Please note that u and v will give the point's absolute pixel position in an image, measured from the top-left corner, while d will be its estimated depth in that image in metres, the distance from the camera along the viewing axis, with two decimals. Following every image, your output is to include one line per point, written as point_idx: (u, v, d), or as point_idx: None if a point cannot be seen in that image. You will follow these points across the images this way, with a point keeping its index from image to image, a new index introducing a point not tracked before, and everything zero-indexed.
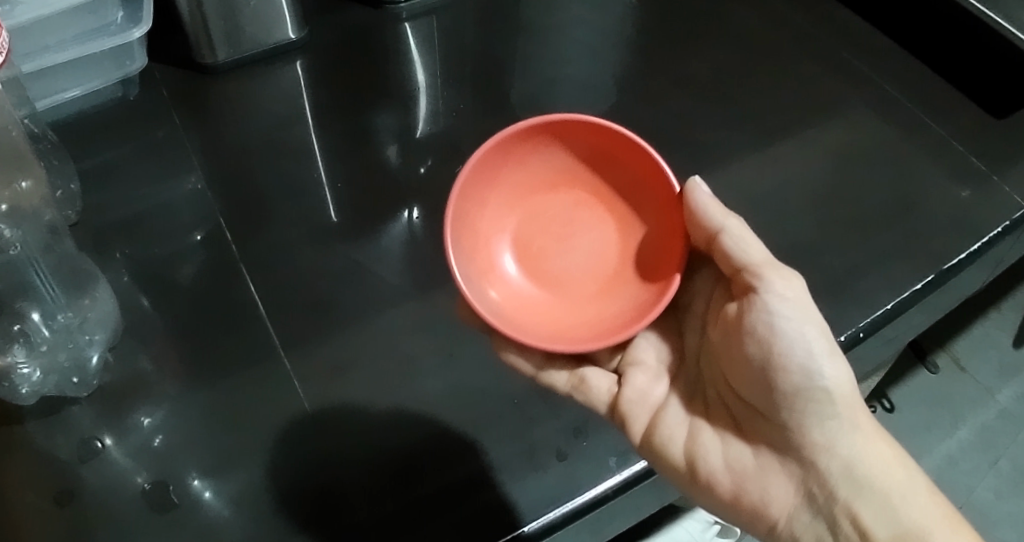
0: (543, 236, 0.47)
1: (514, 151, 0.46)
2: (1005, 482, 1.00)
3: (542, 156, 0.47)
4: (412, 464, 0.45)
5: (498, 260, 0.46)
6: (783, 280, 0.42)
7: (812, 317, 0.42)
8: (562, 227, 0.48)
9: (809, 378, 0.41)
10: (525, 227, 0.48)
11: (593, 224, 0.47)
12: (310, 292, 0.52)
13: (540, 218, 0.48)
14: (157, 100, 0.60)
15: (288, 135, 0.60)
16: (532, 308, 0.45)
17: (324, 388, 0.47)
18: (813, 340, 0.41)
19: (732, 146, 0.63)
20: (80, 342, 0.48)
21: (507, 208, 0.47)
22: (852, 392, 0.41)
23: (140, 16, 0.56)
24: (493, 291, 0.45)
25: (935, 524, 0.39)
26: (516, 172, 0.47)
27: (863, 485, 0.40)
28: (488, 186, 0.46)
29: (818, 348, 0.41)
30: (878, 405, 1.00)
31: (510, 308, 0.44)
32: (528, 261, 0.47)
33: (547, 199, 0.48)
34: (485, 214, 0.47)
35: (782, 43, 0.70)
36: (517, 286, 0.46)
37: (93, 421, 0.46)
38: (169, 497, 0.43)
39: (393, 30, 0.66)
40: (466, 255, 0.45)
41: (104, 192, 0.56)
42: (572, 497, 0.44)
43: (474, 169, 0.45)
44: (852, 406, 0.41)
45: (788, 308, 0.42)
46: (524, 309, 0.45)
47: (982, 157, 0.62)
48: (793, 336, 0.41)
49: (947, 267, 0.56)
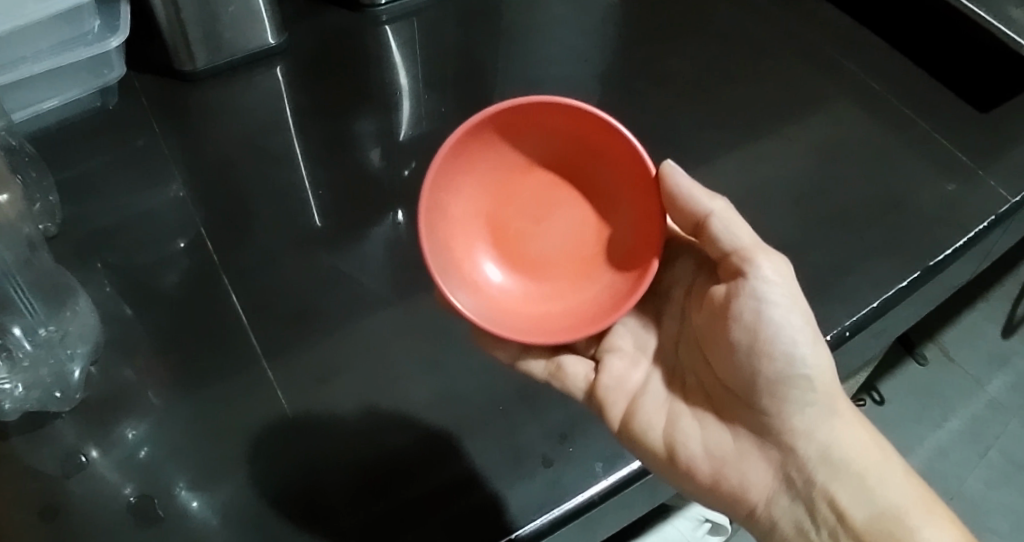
0: (519, 219, 0.47)
1: (489, 134, 0.45)
2: (998, 473, 1.00)
3: (518, 140, 0.46)
4: (397, 469, 0.44)
5: (474, 246, 0.46)
6: (771, 263, 0.42)
7: (798, 304, 0.42)
8: (539, 208, 0.47)
9: (791, 365, 0.41)
10: (501, 210, 0.47)
11: (569, 206, 0.47)
12: (294, 299, 0.51)
13: (516, 200, 0.47)
14: (137, 108, 0.60)
15: (269, 140, 0.59)
16: (508, 299, 0.45)
17: (307, 395, 0.47)
18: (798, 327, 0.41)
19: (716, 143, 0.63)
20: (61, 357, 0.48)
21: (482, 193, 0.47)
22: (832, 378, 0.42)
23: (117, 25, 0.56)
24: (470, 279, 0.45)
25: (912, 503, 0.39)
26: (491, 156, 0.46)
27: (840, 469, 0.40)
28: (464, 170, 0.45)
29: (802, 336, 0.41)
30: (868, 397, 1.02)
31: (486, 296, 0.45)
32: (503, 244, 0.47)
33: (523, 180, 0.47)
34: (461, 200, 0.46)
35: (765, 39, 0.70)
36: (493, 271, 0.46)
37: (78, 434, 0.46)
38: (156, 509, 0.43)
39: (374, 33, 0.66)
40: (439, 245, 0.44)
41: (85, 202, 0.56)
42: (558, 504, 0.44)
43: (449, 155, 0.44)
44: (832, 392, 0.41)
45: (775, 292, 0.42)
46: (499, 300, 0.45)
47: (967, 150, 0.63)
48: (779, 322, 0.41)
49: (933, 264, 0.56)
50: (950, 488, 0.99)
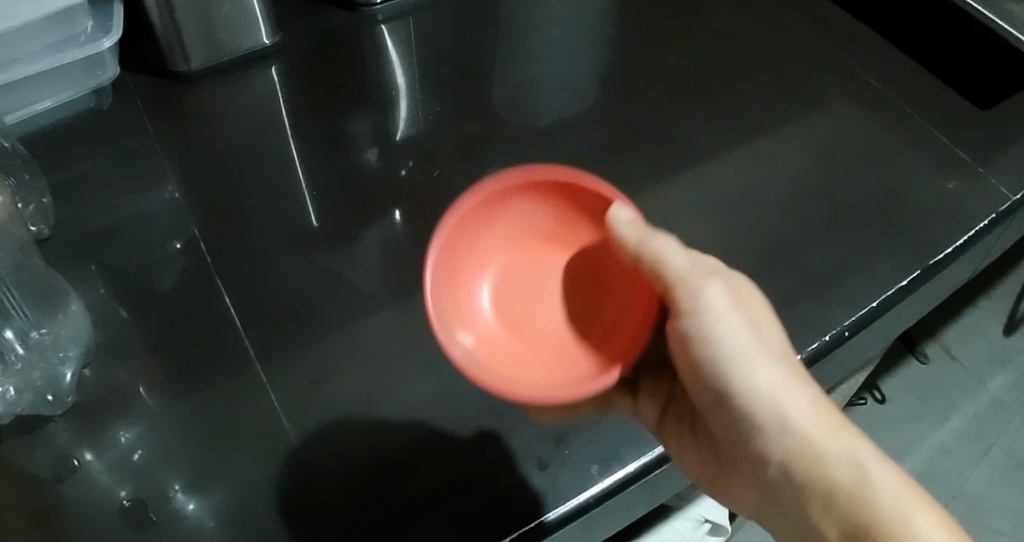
0: (517, 295, 0.44)
1: (479, 211, 0.43)
2: (1000, 471, 1.01)
3: (515, 205, 0.44)
4: (393, 471, 0.43)
5: (478, 318, 0.42)
6: (703, 286, 0.40)
7: (739, 323, 0.40)
8: (532, 285, 0.45)
9: (738, 386, 0.40)
10: (498, 287, 0.44)
11: (562, 277, 0.45)
12: (289, 301, 0.51)
13: (509, 277, 0.45)
14: (130, 109, 0.60)
15: (265, 141, 0.59)
16: (524, 362, 0.41)
17: (302, 400, 0.46)
18: (734, 348, 0.40)
19: (714, 141, 0.62)
20: (52, 360, 0.47)
21: (494, 264, 0.45)
22: (787, 390, 0.39)
23: (111, 26, 0.56)
24: (476, 347, 0.40)
25: (887, 514, 0.35)
26: (482, 235, 0.44)
27: (804, 482, 0.38)
28: (458, 248, 0.43)
29: (739, 356, 0.40)
30: (868, 396, 1.06)
31: (498, 362, 0.40)
32: (507, 316, 0.43)
33: (512, 257, 0.45)
34: (461, 276, 0.43)
35: (764, 36, 0.70)
36: (500, 341, 0.42)
37: (71, 437, 0.45)
38: (149, 514, 0.42)
39: (370, 32, 0.66)
40: (457, 317, 0.41)
41: (78, 204, 0.55)
42: (554, 506, 0.42)
43: (456, 227, 0.42)
44: (791, 404, 0.39)
45: (715, 318, 0.40)
46: (517, 364, 0.41)
47: (967, 147, 0.62)
48: (716, 346, 0.40)
49: (932, 263, 0.55)
50: (952, 488, 1.01)
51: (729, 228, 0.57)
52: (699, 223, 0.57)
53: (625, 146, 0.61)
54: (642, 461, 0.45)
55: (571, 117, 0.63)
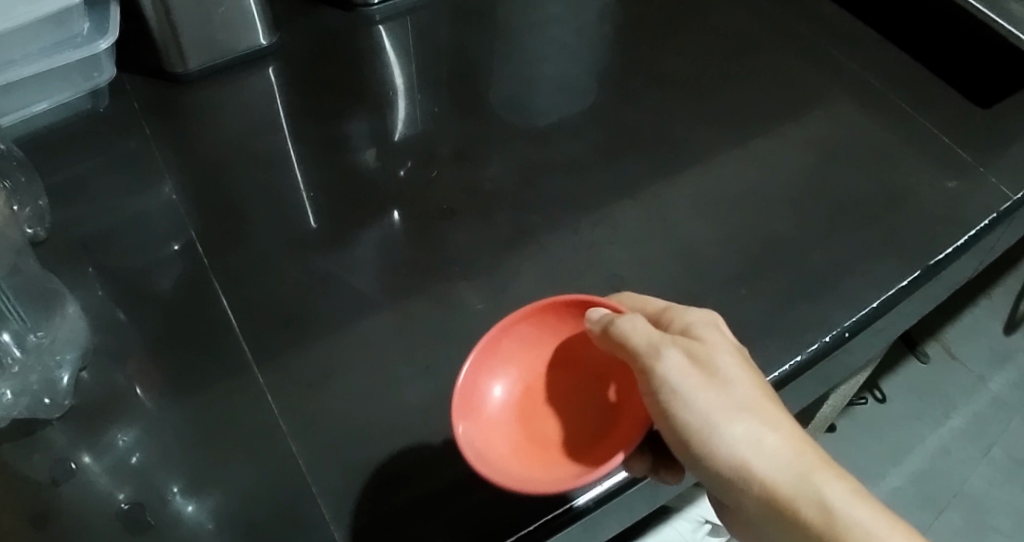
0: (547, 415, 0.41)
1: (491, 357, 0.41)
2: (1000, 471, 1.03)
3: (525, 334, 0.42)
4: (390, 475, 0.43)
5: (507, 445, 0.39)
6: (648, 343, 0.35)
7: (696, 381, 0.34)
8: (562, 402, 0.41)
9: (707, 448, 0.34)
10: (528, 414, 0.41)
11: (592, 389, 0.42)
12: (287, 302, 0.51)
13: (537, 404, 0.41)
14: (127, 110, 0.60)
15: (262, 142, 0.59)
16: (563, 470, 0.37)
17: (299, 403, 0.46)
18: (700, 409, 0.34)
19: (713, 141, 0.62)
20: (49, 363, 0.47)
21: (526, 393, 0.41)
22: (757, 442, 0.34)
23: (107, 27, 0.56)
24: (512, 469, 0.37)
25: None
26: (500, 368, 0.41)
27: (777, 524, 0.34)
28: (478, 389, 0.40)
29: (707, 414, 0.34)
30: (868, 396, 1.08)
31: (534, 474, 0.37)
32: (537, 437, 0.40)
33: (536, 387, 0.42)
34: (486, 412, 0.39)
35: (762, 35, 0.70)
36: (538, 464, 0.38)
37: (69, 440, 0.45)
38: (147, 517, 0.42)
39: (368, 33, 0.65)
40: (473, 429, 0.38)
41: (76, 206, 0.55)
42: (552, 510, 0.41)
43: (481, 351, 0.40)
44: (761, 456, 0.34)
45: (676, 382, 0.34)
46: (554, 473, 0.37)
47: (967, 146, 0.62)
48: (680, 412, 0.34)
49: (933, 263, 0.55)
50: (954, 487, 1.02)
51: (729, 228, 0.57)
52: (698, 223, 0.57)
53: (624, 146, 0.61)
54: None
55: (569, 117, 0.63)
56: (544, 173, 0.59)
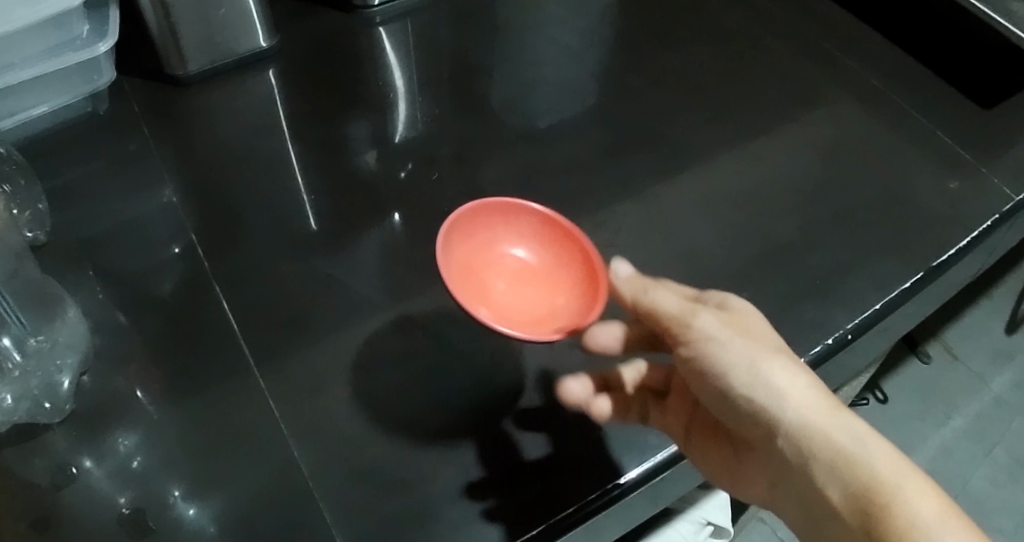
0: (490, 289, 0.47)
1: (484, 219, 0.50)
2: (1003, 471, 1.04)
3: (515, 223, 0.51)
4: (393, 478, 0.43)
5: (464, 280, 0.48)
6: (680, 299, 0.39)
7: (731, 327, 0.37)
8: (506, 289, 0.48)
9: (744, 381, 0.36)
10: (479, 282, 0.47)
11: (536, 293, 0.48)
12: (288, 305, 0.50)
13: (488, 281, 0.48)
14: (128, 112, 0.59)
15: (263, 145, 0.59)
16: (494, 306, 0.46)
17: (300, 406, 0.46)
18: (736, 347, 0.36)
19: (714, 142, 0.62)
20: (50, 368, 0.47)
21: (488, 261, 0.49)
22: (792, 381, 0.35)
23: (106, 30, 0.56)
24: (478, 305, 0.45)
25: (885, 481, 0.32)
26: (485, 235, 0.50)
27: (813, 464, 0.34)
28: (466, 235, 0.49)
29: (742, 354, 0.36)
30: (869, 396, 1.08)
31: (474, 286, 0.46)
32: (479, 295, 0.46)
33: (494, 270, 0.49)
34: (460, 246, 0.49)
35: (763, 35, 0.70)
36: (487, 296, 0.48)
37: (70, 445, 0.45)
38: (148, 521, 0.42)
39: (368, 34, 0.65)
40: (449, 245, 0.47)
41: (76, 209, 0.55)
42: (554, 514, 0.42)
43: (478, 209, 0.50)
44: (797, 391, 0.35)
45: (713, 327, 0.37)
46: (491, 292, 0.47)
47: (968, 146, 0.62)
48: (720, 352, 0.36)
49: (936, 264, 0.55)
50: (957, 487, 1.03)
51: (732, 229, 0.56)
52: (699, 224, 0.56)
53: (625, 147, 0.61)
54: (643, 467, 0.44)
55: (570, 118, 0.62)
56: (546, 174, 0.58)
